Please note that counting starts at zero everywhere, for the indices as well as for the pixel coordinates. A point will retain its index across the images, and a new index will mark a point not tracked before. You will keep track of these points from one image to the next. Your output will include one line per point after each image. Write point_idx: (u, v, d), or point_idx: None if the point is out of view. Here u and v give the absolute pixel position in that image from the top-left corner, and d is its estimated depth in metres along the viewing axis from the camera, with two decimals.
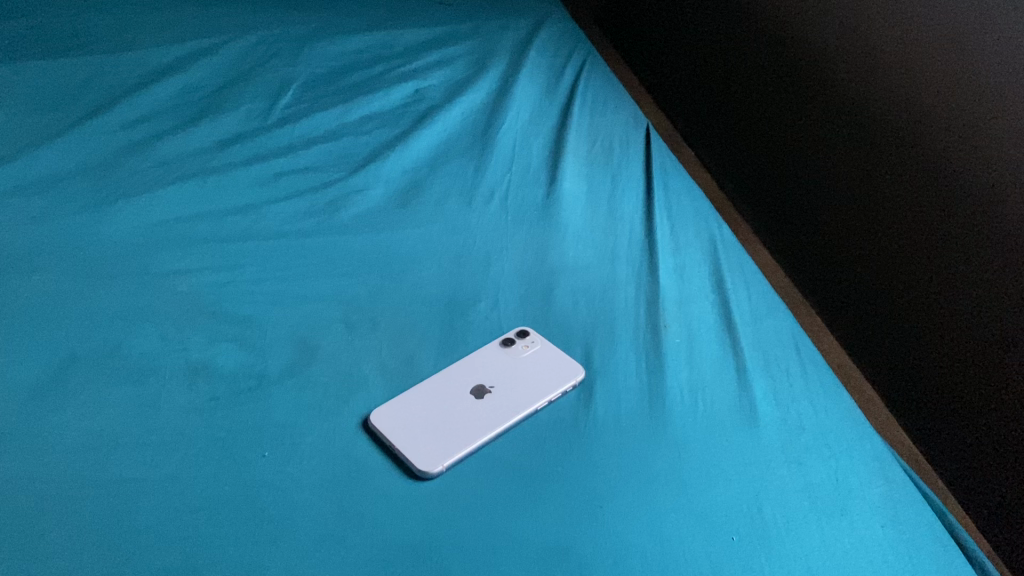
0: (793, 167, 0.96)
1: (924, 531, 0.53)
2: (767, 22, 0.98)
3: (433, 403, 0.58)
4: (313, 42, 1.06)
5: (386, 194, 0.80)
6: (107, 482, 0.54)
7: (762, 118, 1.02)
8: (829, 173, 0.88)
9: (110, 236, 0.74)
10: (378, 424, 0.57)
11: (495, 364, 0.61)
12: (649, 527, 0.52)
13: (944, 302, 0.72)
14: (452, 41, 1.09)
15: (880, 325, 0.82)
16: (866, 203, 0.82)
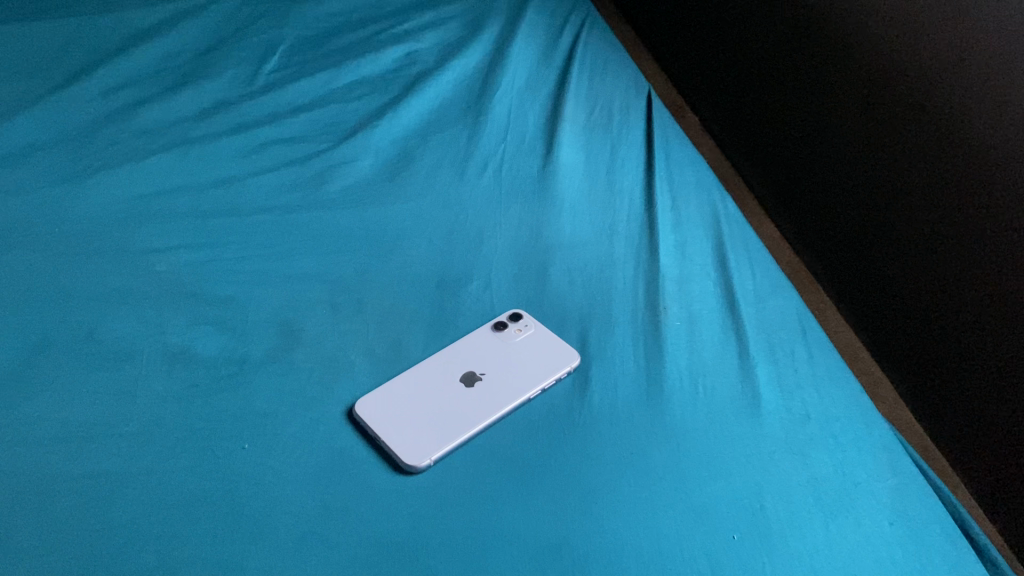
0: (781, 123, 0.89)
1: (934, 528, 0.51)
2: None
3: (421, 393, 0.56)
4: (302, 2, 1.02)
5: (375, 166, 0.77)
6: (80, 477, 0.51)
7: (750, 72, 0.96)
8: (817, 133, 0.82)
9: (87, 211, 0.70)
10: (363, 415, 0.54)
11: (487, 350, 0.59)
12: (644, 524, 0.49)
13: (937, 280, 0.67)
14: None
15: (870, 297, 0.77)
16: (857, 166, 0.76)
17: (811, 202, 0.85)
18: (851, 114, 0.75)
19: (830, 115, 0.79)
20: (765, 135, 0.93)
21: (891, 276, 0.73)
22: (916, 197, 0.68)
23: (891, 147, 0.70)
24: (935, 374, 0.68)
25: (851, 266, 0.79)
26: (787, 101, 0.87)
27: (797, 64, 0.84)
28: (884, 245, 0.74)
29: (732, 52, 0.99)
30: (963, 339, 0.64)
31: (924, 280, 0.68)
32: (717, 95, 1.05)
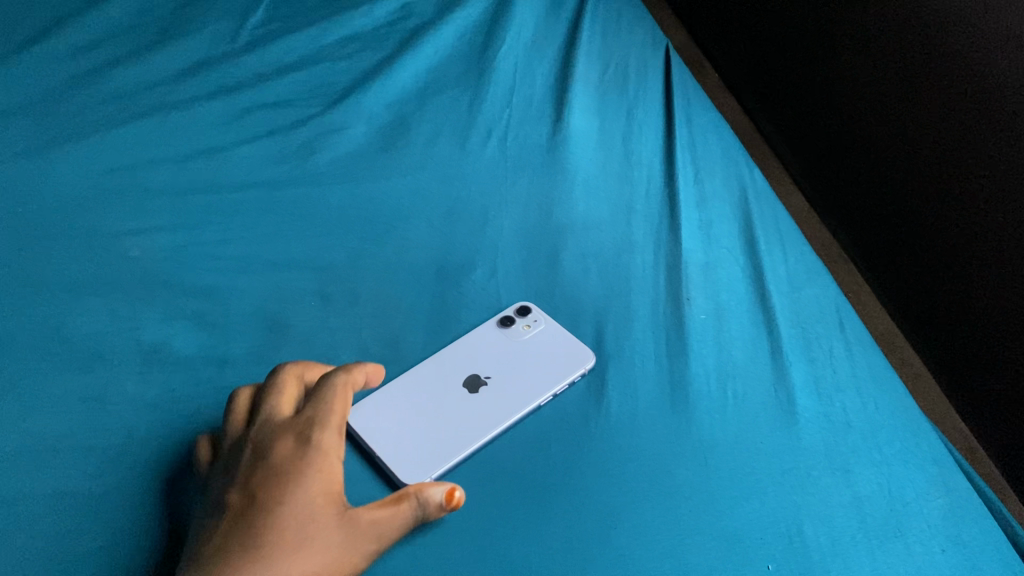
0: (809, 80, 0.83)
1: (991, 553, 0.46)
2: None
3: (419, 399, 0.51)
4: None
5: (369, 134, 0.70)
6: (42, 495, 0.46)
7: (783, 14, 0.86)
8: (852, 95, 0.75)
9: (54, 186, 0.64)
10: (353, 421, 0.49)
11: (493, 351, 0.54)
12: (671, 551, 0.44)
13: (982, 266, 0.62)
14: None
15: (914, 273, 0.70)
16: (894, 135, 0.70)
17: (838, 167, 0.79)
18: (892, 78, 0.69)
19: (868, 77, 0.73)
20: (790, 92, 0.87)
21: (929, 256, 0.68)
22: (963, 176, 0.62)
23: (938, 118, 0.64)
24: (982, 369, 0.62)
25: (883, 240, 0.74)
26: (818, 57, 0.80)
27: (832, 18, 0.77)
28: (921, 222, 0.68)
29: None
30: (1007, 332, 0.60)
31: (966, 265, 0.63)
32: (735, 43, 0.97)
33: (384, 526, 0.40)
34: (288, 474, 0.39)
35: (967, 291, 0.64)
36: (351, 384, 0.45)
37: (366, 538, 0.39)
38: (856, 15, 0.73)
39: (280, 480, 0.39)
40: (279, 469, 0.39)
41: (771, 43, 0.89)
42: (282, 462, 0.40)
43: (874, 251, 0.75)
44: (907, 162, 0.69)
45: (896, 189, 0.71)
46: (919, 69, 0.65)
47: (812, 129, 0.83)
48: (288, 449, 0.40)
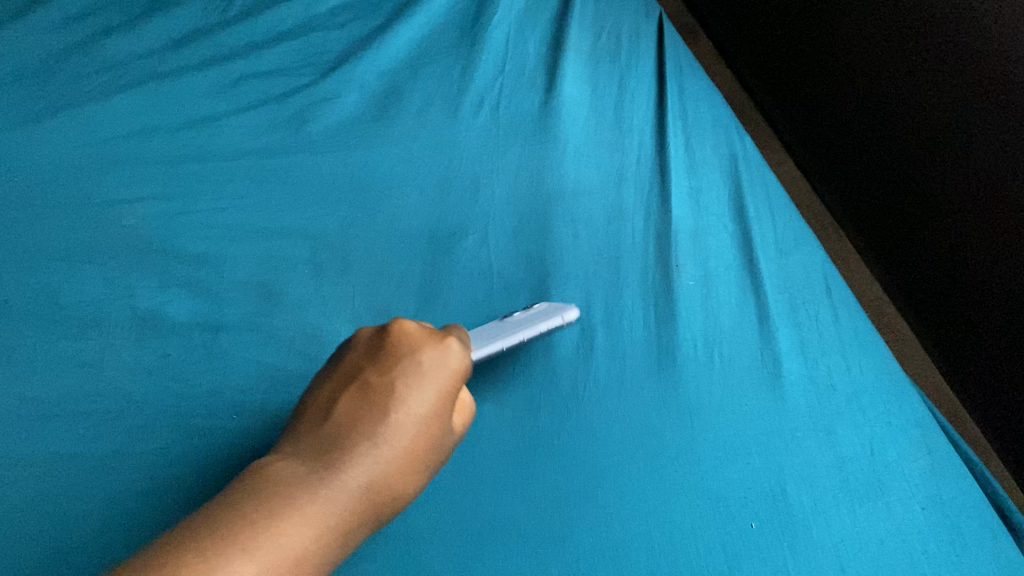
0: (788, 33, 0.80)
1: (971, 511, 0.47)
2: None
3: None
4: None
5: (361, 102, 0.70)
6: (40, 459, 0.48)
7: None
8: (835, 51, 0.73)
9: (47, 155, 0.64)
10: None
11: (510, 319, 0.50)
12: (655, 512, 0.45)
13: (977, 229, 0.61)
14: None
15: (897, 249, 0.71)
16: (883, 93, 0.68)
17: (823, 122, 0.78)
18: (881, 32, 0.67)
19: (853, 31, 0.70)
20: (769, 44, 0.84)
21: (917, 216, 0.67)
22: (958, 140, 0.61)
23: (932, 79, 0.62)
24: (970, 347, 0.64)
25: (869, 197, 0.73)
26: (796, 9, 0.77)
27: None
28: (912, 184, 0.67)
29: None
30: (1003, 296, 0.60)
31: (960, 228, 0.63)
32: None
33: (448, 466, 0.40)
34: (422, 380, 0.37)
35: (960, 255, 0.64)
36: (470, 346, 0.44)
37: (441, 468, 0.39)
38: None
39: (423, 380, 0.37)
40: (417, 371, 0.37)
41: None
42: (424, 366, 0.38)
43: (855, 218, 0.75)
44: (898, 121, 0.67)
45: (880, 167, 0.71)
46: (911, 28, 0.63)
47: (795, 91, 0.82)
48: (431, 352, 0.38)
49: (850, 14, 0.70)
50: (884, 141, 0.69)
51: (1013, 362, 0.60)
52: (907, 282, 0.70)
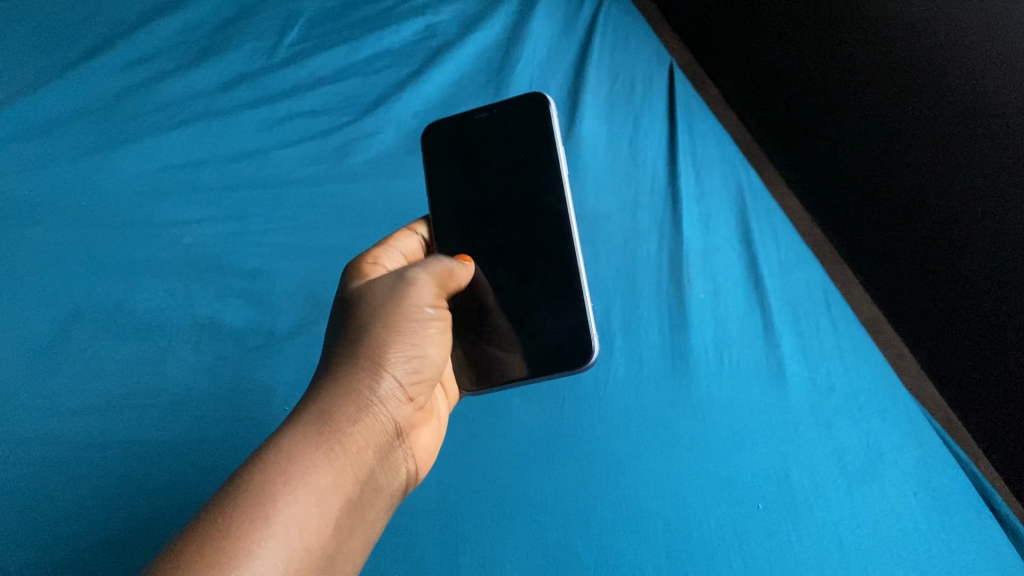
0: (795, 86, 0.86)
1: (961, 496, 0.52)
2: None
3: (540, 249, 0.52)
4: None
5: (398, 138, 0.77)
6: (114, 443, 0.54)
7: (768, 23, 0.89)
8: (841, 110, 0.80)
9: (112, 182, 0.69)
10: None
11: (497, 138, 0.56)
12: (671, 493, 0.51)
13: (976, 275, 0.68)
14: None
15: (894, 281, 0.76)
16: (887, 149, 0.75)
17: (823, 168, 0.84)
18: (888, 94, 0.73)
19: (859, 91, 0.77)
20: (773, 92, 0.90)
21: (915, 258, 0.74)
22: (962, 195, 0.68)
23: (939, 141, 0.69)
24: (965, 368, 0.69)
25: (864, 236, 0.79)
26: (805, 65, 0.84)
27: (827, 44, 0.80)
28: (910, 236, 0.74)
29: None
30: (998, 334, 0.66)
31: (957, 272, 0.70)
32: (713, 36, 1.00)
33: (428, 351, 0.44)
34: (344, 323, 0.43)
35: (962, 289, 0.69)
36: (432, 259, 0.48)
37: (412, 347, 0.43)
38: (851, 44, 0.77)
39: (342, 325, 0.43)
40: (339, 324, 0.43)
41: (754, 44, 0.92)
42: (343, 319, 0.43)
43: (853, 246, 0.80)
44: (900, 175, 0.73)
45: (884, 210, 0.76)
46: (921, 91, 0.70)
47: (795, 130, 0.87)
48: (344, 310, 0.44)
49: (856, 75, 0.76)
50: (893, 189, 0.75)
51: (1004, 384, 0.66)
52: (902, 309, 0.75)
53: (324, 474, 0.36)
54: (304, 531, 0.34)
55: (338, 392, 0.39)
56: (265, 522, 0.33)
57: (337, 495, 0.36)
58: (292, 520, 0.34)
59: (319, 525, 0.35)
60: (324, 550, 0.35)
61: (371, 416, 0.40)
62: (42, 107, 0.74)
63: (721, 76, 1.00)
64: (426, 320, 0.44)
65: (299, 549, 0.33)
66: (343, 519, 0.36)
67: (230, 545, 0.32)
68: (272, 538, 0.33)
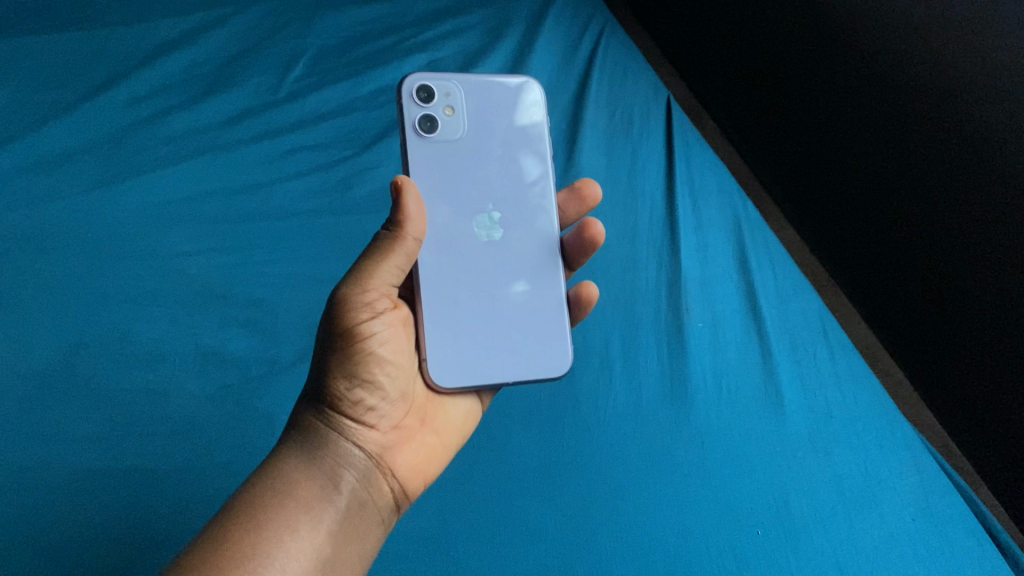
0: (792, 118, 0.88)
1: (957, 523, 0.54)
2: None
3: (459, 263, 0.50)
4: None
5: (400, 171, 0.78)
6: (117, 472, 0.55)
7: (762, 63, 0.91)
8: (838, 154, 0.81)
9: (118, 214, 0.70)
10: (553, 303, 0.52)
11: (504, 133, 0.54)
12: (672, 520, 0.52)
13: (972, 304, 0.69)
14: None
15: (893, 315, 0.78)
16: (887, 166, 0.75)
17: (827, 195, 0.84)
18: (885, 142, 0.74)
19: (857, 134, 0.78)
20: (771, 125, 0.91)
21: (922, 274, 0.73)
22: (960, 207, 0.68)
23: (933, 154, 0.69)
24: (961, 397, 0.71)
25: (872, 261, 0.80)
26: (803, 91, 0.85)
27: (822, 94, 0.82)
28: (906, 275, 0.75)
29: (733, 29, 0.95)
30: (995, 367, 0.67)
31: (959, 284, 0.69)
32: (710, 70, 1.02)
33: (394, 363, 0.45)
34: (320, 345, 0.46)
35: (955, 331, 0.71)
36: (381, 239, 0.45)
37: (380, 369, 0.45)
38: (846, 94, 0.78)
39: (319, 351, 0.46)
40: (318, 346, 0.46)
41: (748, 81, 0.94)
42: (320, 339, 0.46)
43: (856, 278, 0.82)
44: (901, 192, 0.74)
45: (882, 248, 0.78)
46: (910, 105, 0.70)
47: (792, 165, 0.89)
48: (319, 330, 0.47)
49: (853, 125, 0.78)
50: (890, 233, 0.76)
51: (1009, 409, 0.66)
52: (903, 341, 0.77)
53: (304, 492, 0.41)
54: (294, 540, 0.39)
55: (309, 424, 0.44)
56: (255, 534, 0.38)
57: (322, 511, 0.41)
58: (281, 532, 0.39)
59: (308, 538, 0.39)
60: (319, 556, 0.39)
61: (344, 440, 0.44)
62: (49, 142, 0.75)
63: (716, 108, 1.02)
64: (376, 325, 0.44)
65: (292, 555, 0.38)
66: (332, 528, 0.41)
67: (229, 557, 0.37)
68: (264, 546, 0.38)
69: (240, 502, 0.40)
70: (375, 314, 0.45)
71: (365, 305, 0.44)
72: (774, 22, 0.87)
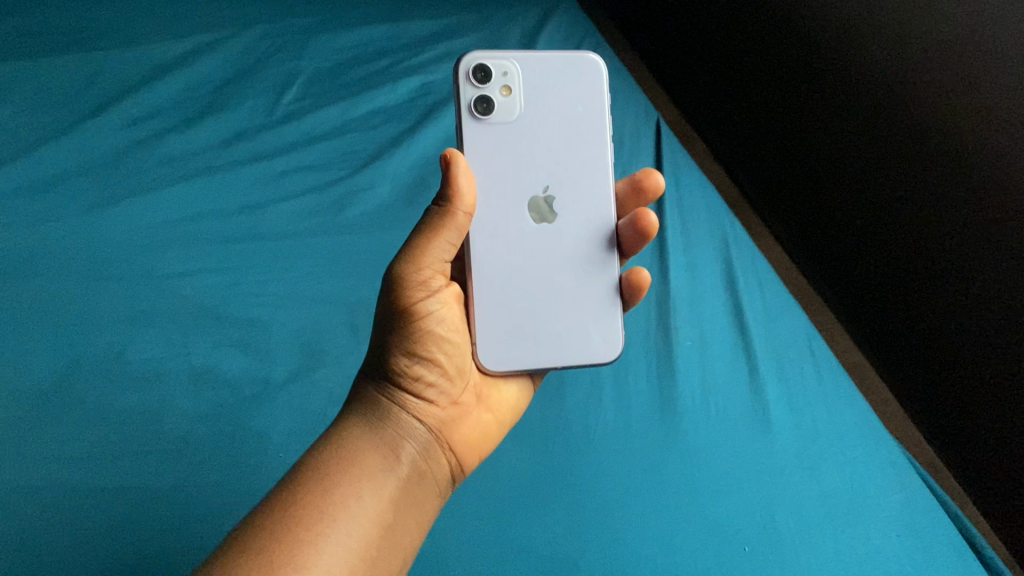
0: (787, 141, 0.89)
1: (941, 537, 0.54)
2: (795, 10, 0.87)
3: (511, 248, 0.50)
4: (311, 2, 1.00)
5: (393, 192, 0.79)
6: (111, 490, 0.55)
7: (758, 88, 0.93)
8: (836, 175, 0.83)
9: (113, 235, 0.71)
10: (605, 286, 0.51)
11: (561, 111, 0.51)
12: (660, 535, 0.53)
13: (979, 322, 0.70)
14: (456, 6, 1.03)
15: (886, 330, 0.77)
16: (884, 172, 0.77)
17: (820, 209, 0.85)
18: (896, 163, 0.76)
19: (862, 157, 0.80)
20: (765, 144, 0.92)
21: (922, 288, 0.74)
22: (964, 203, 0.71)
23: (937, 155, 0.73)
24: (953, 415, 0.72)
25: (862, 272, 0.80)
26: (797, 106, 0.87)
27: (825, 118, 0.84)
28: (904, 291, 0.76)
29: (734, 52, 0.96)
30: (996, 388, 0.69)
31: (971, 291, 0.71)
32: (701, 88, 1.02)
33: (449, 342, 0.47)
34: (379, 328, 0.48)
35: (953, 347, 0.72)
36: (432, 215, 0.46)
37: (437, 346, 0.47)
38: (854, 117, 0.80)
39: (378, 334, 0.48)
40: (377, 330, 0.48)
41: (742, 102, 0.95)
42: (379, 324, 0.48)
43: (844, 291, 0.81)
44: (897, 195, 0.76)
45: (876, 266, 0.79)
46: (920, 110, 0.74)
47: (783, 183, 0.90)
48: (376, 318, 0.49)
49: (858, 148, 0.80)
50: (888, 250, 0.78)
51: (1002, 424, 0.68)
52: (894, 355, 0.76)
53: (368, 461, 0.42)
54: (361, 503, 0.40)
55: (371, 400, 0.46)
56: (325, 496, 0.39)
57: (385, 478, 0.42)
58: (349, 495, 0.39)
59: (374, 501, 0.40)
60: (384, 520, 0.40)
61: (404, 413, 0.46)
62: (46, 163, 0.76)
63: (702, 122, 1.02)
64: (432, 304, 0.47)
65: (360, 515, 0.39)
66: (396, 495, 0.42)
67: (299, 512, 0.37)
68: (334, 507, 0.38)
69: (307, 468, 0.40)
70: (430, 292, 0.47)
71: (420, 284, 0.46)
72: (782, 46, 0.89)
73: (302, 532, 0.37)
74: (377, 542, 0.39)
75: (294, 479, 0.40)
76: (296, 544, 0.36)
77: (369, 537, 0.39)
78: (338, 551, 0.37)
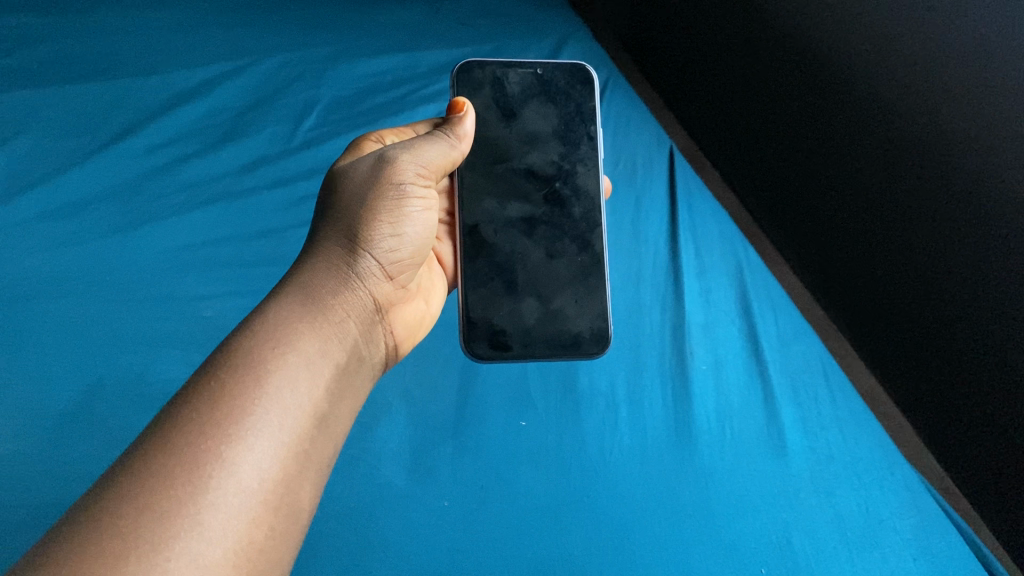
0: (781, 162, 0.91)
1: (957, 562, 0.54)
2: (761, 31, 0.90)
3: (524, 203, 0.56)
4: (328, 29, 1.01)
5: None
6: None
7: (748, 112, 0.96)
8: (825, 188, 0.85)
9: (136, 259, 0.72)
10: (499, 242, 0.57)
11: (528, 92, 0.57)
12: (675, 558, 0.53)
13: (957, 308, 0.72)
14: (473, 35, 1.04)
15: (887, 339, 0.80)
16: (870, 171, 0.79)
17: (819, 227, 0.87)
18: (871, 163, 0.79)
19: (842, 160, 0.82)
20: (766, 169, 0.94)
21: (912, 281, 0.76)
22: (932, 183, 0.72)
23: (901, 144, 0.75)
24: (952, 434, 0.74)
25: (871, 283, 0.81)
26: (797, 117, 0.88)
27: (806, 125, 0.86)
28: (898, 289, 0.78)
29: (733, 70, 0.97)
30: (980, 383, 0.71)
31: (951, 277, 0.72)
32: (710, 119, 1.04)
33: (416, 226, 0.47)
34: (339, 209, 0.45)
35: (941, 346, 0.74)
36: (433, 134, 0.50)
37: (406, 228, 0.46)
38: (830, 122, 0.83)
39: (334, 212, 0.45)
40: (337, 208, 0.45)
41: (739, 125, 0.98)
42: (341, 205, 0.45)
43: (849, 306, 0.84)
44: (894, 193, 0.77)
45: (871, 274, 0.81)
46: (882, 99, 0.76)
47: (784, 205, 0.92)
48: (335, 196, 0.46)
49: (838, 152, 0.82)
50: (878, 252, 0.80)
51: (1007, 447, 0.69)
52: (896, 364, 0.79)
53: (307, 343, 0.38)
54: (295, 393, 0.36)
55: (320, 272, 0.42)
56: (253, 386, 0.34)
57: (324, 362, 0.38)
58: (282, 384, 0.35)
59: (306, 385, 0.36)
60: (319, 407, 0.37)
61: (350, 296, 0.42)
62: (70, 187, 0.78)
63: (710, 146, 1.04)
64: (413, 194, 0.47)
65: (292, 403, 0.35)
66: (332, 381, 0.38)
67: (222, 406, 0.33)
68: (264, 395, 0.34)
69: (239, 348, 0.36)
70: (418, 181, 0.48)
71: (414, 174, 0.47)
72: (763, 68, 0.92)
73: (227, 426, 0.32)
74: (309, 434, 0.36)
75: (215, 369, 0.35)
76: (217, 438, 0.32)
77: (302, 428, 0.35)
78: (267, 446, 0.33)
